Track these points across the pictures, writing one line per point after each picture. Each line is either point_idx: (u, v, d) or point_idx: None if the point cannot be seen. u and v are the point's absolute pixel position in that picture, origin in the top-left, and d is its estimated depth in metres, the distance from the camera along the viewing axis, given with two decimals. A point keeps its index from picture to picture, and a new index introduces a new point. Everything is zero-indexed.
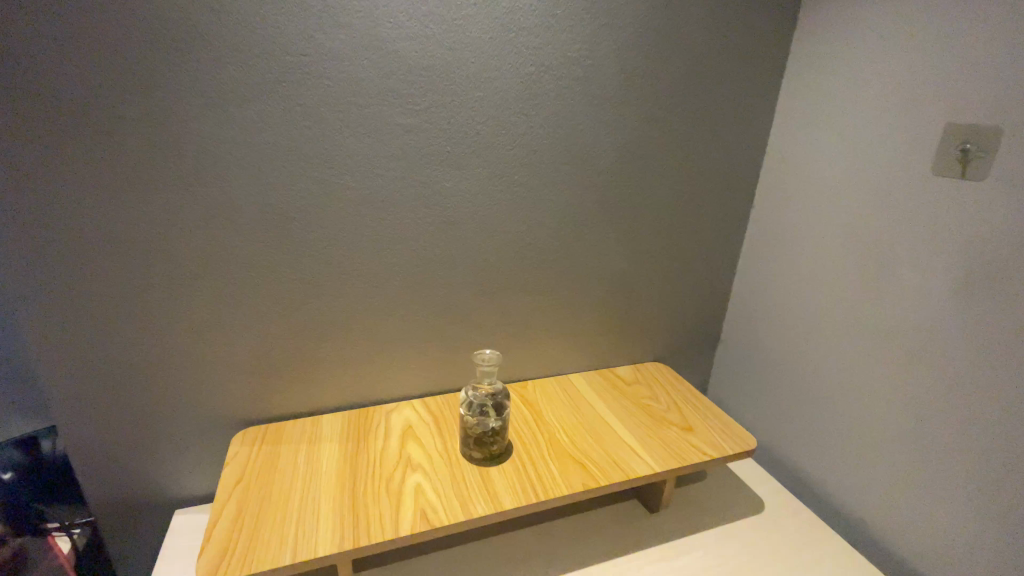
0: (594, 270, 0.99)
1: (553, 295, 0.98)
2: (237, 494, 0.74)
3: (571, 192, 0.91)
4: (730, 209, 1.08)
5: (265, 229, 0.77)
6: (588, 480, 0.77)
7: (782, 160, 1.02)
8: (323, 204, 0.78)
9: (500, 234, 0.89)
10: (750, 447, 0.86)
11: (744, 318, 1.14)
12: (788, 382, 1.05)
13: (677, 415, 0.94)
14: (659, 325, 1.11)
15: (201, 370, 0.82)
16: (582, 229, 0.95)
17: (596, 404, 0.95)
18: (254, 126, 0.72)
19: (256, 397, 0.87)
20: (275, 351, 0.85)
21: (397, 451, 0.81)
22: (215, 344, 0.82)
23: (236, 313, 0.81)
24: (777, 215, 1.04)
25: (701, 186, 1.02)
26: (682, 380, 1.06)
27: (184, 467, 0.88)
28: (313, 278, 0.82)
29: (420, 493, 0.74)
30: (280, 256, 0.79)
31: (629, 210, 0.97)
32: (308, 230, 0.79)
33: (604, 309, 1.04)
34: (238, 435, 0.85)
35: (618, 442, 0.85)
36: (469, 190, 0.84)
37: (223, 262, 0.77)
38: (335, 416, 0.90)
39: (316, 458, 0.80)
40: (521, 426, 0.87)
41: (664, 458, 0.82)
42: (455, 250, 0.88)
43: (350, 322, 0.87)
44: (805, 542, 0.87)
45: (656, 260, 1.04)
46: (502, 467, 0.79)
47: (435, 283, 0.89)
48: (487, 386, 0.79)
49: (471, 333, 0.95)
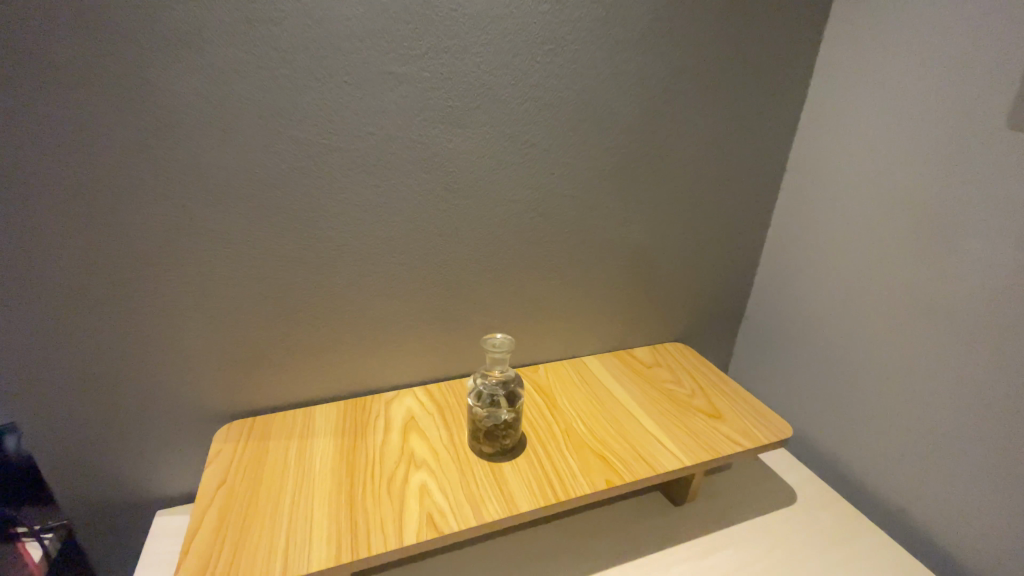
0: (614, 244, 0.90)
1: (568, 272, 0.89)
2: (221, 497, 0.66)
3: (589, 156, 0.82)
4: (760, 175, 0.98)
5: (246, 199, 0.68)
6: (612, 477, 0.69)
7: (822, 118, 0.92)
8: (310, 168, 0.68)
9: (511, 204, 0.80)
10: (785, 435, 0.79)
11: (772, 294, 1.06)
12: (820, 363, 0.97)
13: (703, 401, 0.86)
14: (681, 303, 1.03)
15: (182, 360, 0.74)
16: (600, 198, 0.85)
17: (614, 389, 0.87)
18: (224, 77, 0.61)
19: (244, 388, 0.79)
20: (263, 336, 0.76)
21: (399, 447, 0.73)
22: (195, 331, 0.73)
23: (217, 297, 0.72)
24: (812, 180, 0.95)
25: (730, 150, 0.92)
26: (705, 361, 0.98)
27: (165, 464, 0.80)
28: (302, 255, 0.73)
29: (425, 494, 0.66)
30: (264, 232, 0.70)
31: (652, 177, 0.88)
32: (295, 200, 0.70)
33: (623, 286, 0.95)
34: (222, 429, 0.77)
35: (642, 433, 0.77)
36: (475, 152, 0.74)
37: (199, 239, 0.68)
38: (330, 406, 0.82)
39: (308, 456, 0.72)
40: (535, 416, 0.79)
41: (692, 450, 0.75)
42: (461, 222, 0.78)
43: (345, 303, 0.78)
44: (842, 537, 0.81)
45: (680, 232, 0.95)
46: (516, 462, 0.71)
47: (438, 258, 0.79)
48: (497, 374, 0.71)
49: (481, 314, 0.86)
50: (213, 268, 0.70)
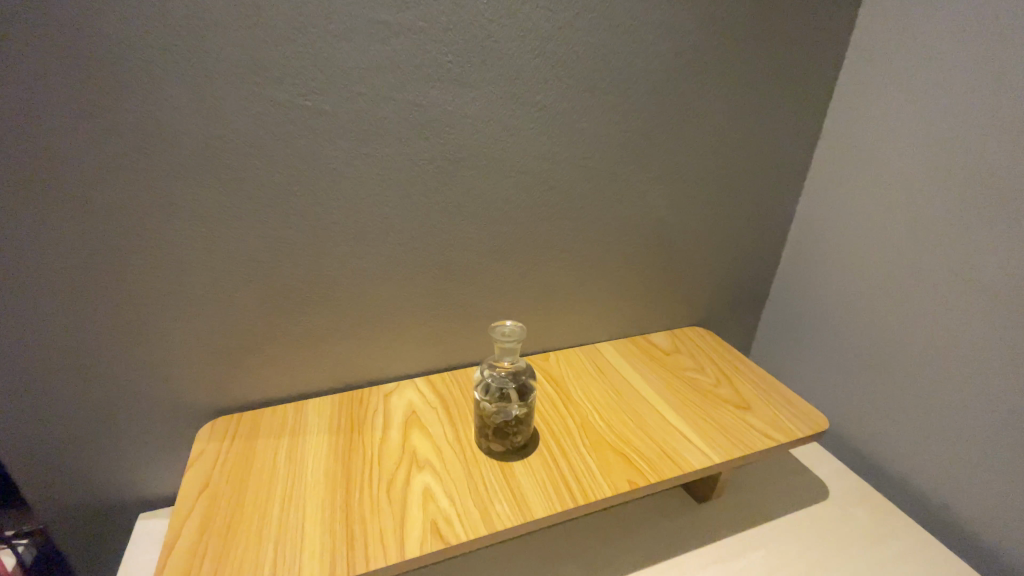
0: (632, 220, 0.83)
1: (582, 251, 0.82)
2: (204, 505, 0.59)
3: (605, 122, 0.73)
4: (791, 143, 0.89)
5: (222, 171, 0.60)
6: (635, 477, 0.63)
7: (861, 79, 0.83)
8: (293, 134, 0.60)
9: (520, 175, 0.72)
10: (821, 428, 0.73)
11: (800, 273, 0.99)
12: (853, 348, 0.90)
13: (729, 390, 0.79)
14: (702, 284, 0.96)
15: (160, 353, 0.67)
16: (617, 169, 0.77)
17: (633, 378, 0.80)
18: (189, 25, 0.52)
19: (230, 381, 0.72)
20: (249, 325, 0.69)
21: (400, 445, 0.67)
22: (173, 320, 0.66)
23: (194, 282, 0.64)
24: (849, 148, 0.87)
25: (760, 115, 0.84)
26: (729, 346, 0.91)
27: (146, 464, 0.73)
28: (289, 234, 0.65)
29: (429, 499, 0.60)
30: (245, 209, 0.62)
31: (675, 145, 0.80)
32: (278, 172, 0.62)
33: (640, 266, 0.88)
34: (206, 426, 0.70)
35: (665, 427, 0.71)
36: (480, 116, 0.66)
37: (170, 218, 0.60)
38: (324, 399, 0.75)
39: (300, 456, 0.66)
40: (548, 409, 0.73)
41: (722, 446, 0.68)
42: (465, 196, 0.70)
43: (338, 287, 0.71)
44: (880, 535, 0.76)
45: (703, 207, 0.87)
46: (529, 461, 0.65)
47: (440, 236, 0.72)
48: (507, 364, 0.64)
49: (487, 298, 0.79)
50: (188, 250, 0.62)
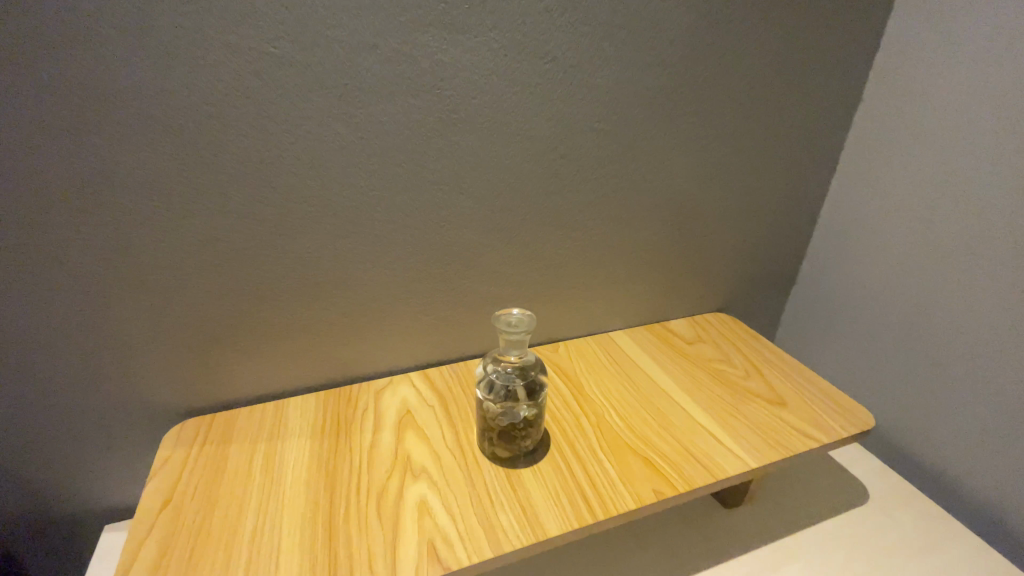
0: (651, 194, 0.74)
1: (595, 230, 0.73)
2: (165, 523, 0.51)
3: (624, 79, 0.64)
4: (829, 107, 0.80)
5: (177, 134, 0.50)
6: (660, 486, 0.55)
7: (912, 30, 0.73)
8: (259, 88, 0.51)
9: (527, 140, 0.63)
10: (866, 426, 0.65)
11: (833, 253, 0.90)
12: (894, 336, 0.82)
13: (760, 383, 0.71)
14: (726, 267, 0.87)
15: (118, 349, 0.59)
16: (637, 135, 0.68)
17: (652, 371, 0.72)
18: None
19: (201, 379, 0.64)
20: (219, 315, 0.61)
21: (392, 451, 0.59)
22: (130, 311, 0.57)
23: (152, 268, 0.56)
24: (894, 112, 0.77)
25: (797, 73, 0.74)
26: (755, 334, 0.82)
27: (111, 471, 0.66)
28: (261, 210, 0.56)
29: (426, 514, 0.52)
30: (207, 181, 0.53)
31: (701, 107, 0.70)
32: (244, 136, 0.52)
33: (659, 246, 0.79)
34: (174, 430, 0.62)
35: (692, 427, 0.63)
36: (480, 70, 0.57)
37: (118, 192, 0.51)
38: (308, 397, 0.67)
39: (279, 465, 0.58)
40: (560, 408, 0.65)
41: (757, 448, 0.60)
42: (464, 165, 0.61)
43: (319, 271, 0.62)
44: (929, 545, 0.68)
45: (730, 178, 0.78)
46: (539, 468, 0.57)
47: (436, 212, 0.63)
48: (514, 359, 0.55)
49: (489, 283, 0.71)
50: (142, 230, 0.54)
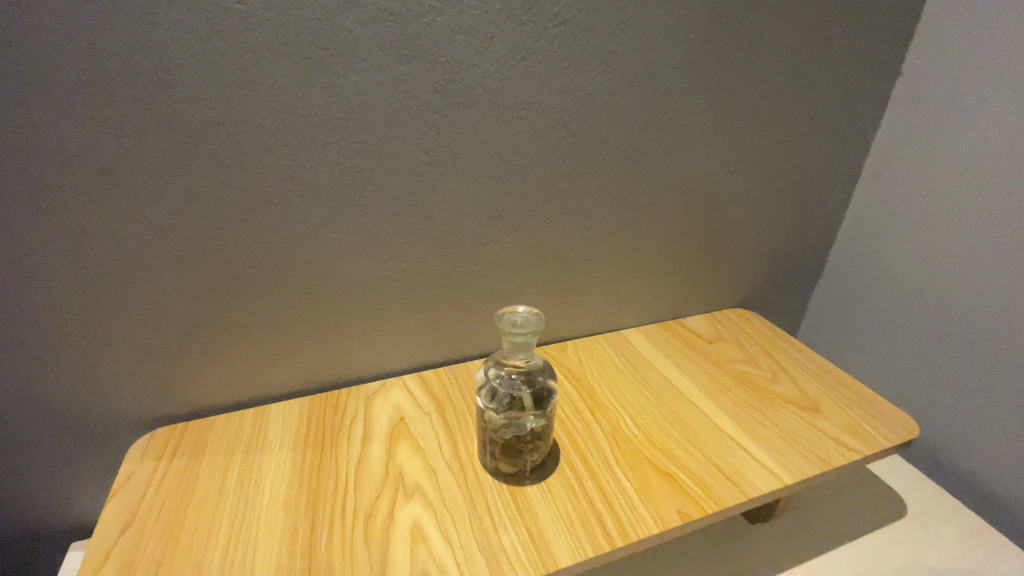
0: (669, 179, 0.67)
1: (608, 218, 0.66)
2: (123, 550, 0.45)
3: (640, 47, 0.57)
4: (863, 82, 0.72)
5: (128, 105, 0.44)
6: (685, 506, 0.49)
7: None
8: (221, 50, 0.44)
9: (532, 116, 0.56)
10: (910, 435, 0.58)
11: (865, 244, 0.83)
12: (935, 335, 0.76)
13: (790, 387, 0.65)
14: (748, 259, 0.80)
15: (73, 352, 0.52)
16: (654, 113, 0.61)
17: (671, 374, 0.66)
18: None
19: (171, 385, 0.57)
20: (188, 314, 0.54)
21: (383, 465, 0.53)
22: (85, 309, 0.51)
23: (110, 260, 0.49)
24: (936, 89, 0.70)
25: (831, 43, 0.67)
26: (781, 332, 0.76)
27: (74, 485, 0.59)
28: (232, 195, 0.50)
29: (420, 541, 0.45)
30: (167, 161, 0.47)
31: (724, 81, 0.63)
32: (206, 108, 0.46)
33: (677, 237, 0.72)
34: (141, 440, 0.56)
35: (717, 437, 0.56)
36: (479, 33, 0.50)
37: (64, 174, 0.45)
38: (291, 403, 0.61)
39: (255, 482, 0.51)
40: (570, 417, 0.58)
41: (791, 460, 0.54)
42: (463, 144, 0.55)
43: (303, 264, 0.55)
44: (980, 563, 0.62)
45: (755, 161, 0.71)
46: (548, 485, 0.51)
47: (433, 197, 0.56)
48: (519, 363, 0.49)
49: (491, 277, 0.64)
50: (95, 217, 0.47)
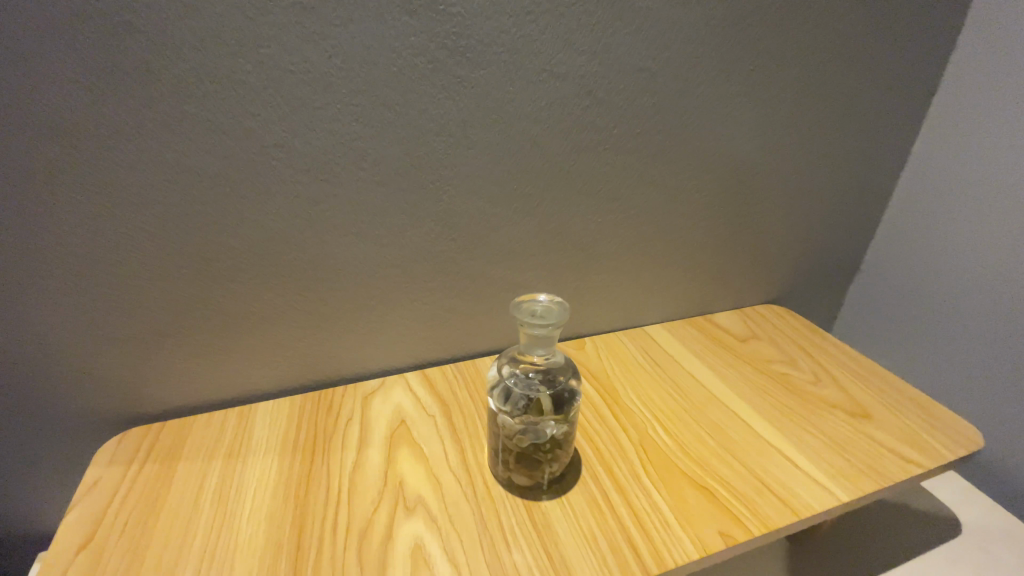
0: (702, 158, 0.60)
1: (636, 201, 0.60)
2: (81, 570, 0.39)
3: (675, 5, 0.50)
4: (916, 55, 0.66)
5: (89, 54, 0.38)
6: (728, 526, 0.42)
7: None
8: None
9: (553, 81, 0.50)
10: (976, 445, 0.51)
11: (909, 237, 0.77)
12: (991, 334, 0.69)
13: (835, 391, 0.58)
14: (782, 252, 0.74)
15: (36, 342, 0.47)
16: (688, 82, 0.55)
17: (702, 375, 0.59)
18: None
19: (147, 380, 0.51)
20: (166, 301, 0.48)
21: (381, 475, 0.47)
22: (47, 294, 0.45)
23: (75, 237, 0.43)
24: (998, 63, 0.64)
25: (883, 9, 0.60)
26: (819, 330, 0.69)
27: (44, 489, 0.54)
28: (216, 164, 0.44)
29: (421, 564, 0.39)
30: (138, 122, 0.41)
31: (767, 47, 0.56)
32: (181, 61, 0.39)
33: (709, 224, 0.66)
34: (112, 441, 0.50)
35: (759, 447, 0.50)
36: None
37: (16, 135, 0.39)
38: (281, 402, 0.55)
39: (237, 491, 0.45)
40: (594, 423, 0.52)
41: (844, 473, 0.47)
42: (477, 112, 0.49)
43: (296, 245, 0.49)
44: None
45: (795, 140, 0.65)
46: (570, 499, 0.44)
47: (443, 171, 0.50)
48: (537, 360, 0.43)
49: (507, 264, 0.58)
50: (57, 187, 0.41)
